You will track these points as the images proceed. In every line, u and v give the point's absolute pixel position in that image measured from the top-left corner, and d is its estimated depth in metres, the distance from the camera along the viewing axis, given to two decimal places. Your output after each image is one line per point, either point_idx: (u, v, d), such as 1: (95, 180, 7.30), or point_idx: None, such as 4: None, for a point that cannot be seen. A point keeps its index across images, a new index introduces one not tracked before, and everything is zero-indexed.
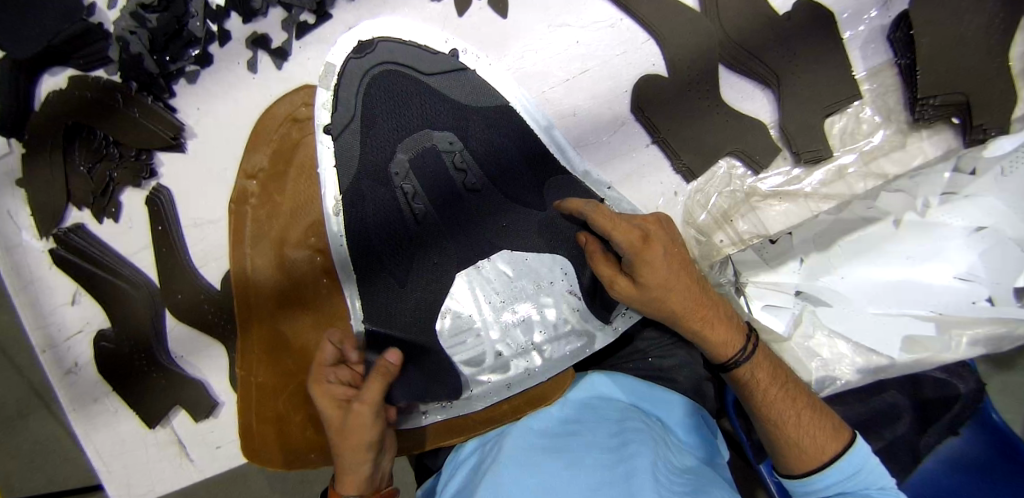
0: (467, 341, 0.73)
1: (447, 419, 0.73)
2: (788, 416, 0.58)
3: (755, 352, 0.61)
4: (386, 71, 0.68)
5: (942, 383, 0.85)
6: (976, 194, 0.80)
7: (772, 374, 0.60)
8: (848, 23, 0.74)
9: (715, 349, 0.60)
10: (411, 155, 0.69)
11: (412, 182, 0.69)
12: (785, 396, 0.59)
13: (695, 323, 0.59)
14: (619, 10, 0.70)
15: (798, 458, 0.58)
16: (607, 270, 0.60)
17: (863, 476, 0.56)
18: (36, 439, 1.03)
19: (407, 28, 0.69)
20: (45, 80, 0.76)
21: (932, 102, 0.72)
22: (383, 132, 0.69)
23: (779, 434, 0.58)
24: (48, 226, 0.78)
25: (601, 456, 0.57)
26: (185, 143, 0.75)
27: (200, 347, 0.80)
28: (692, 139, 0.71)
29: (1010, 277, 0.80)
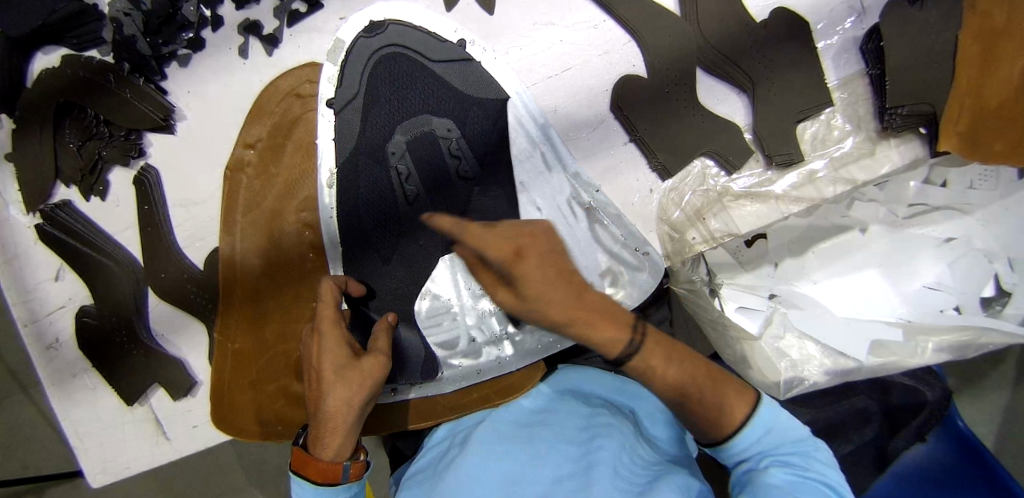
0: (444, 323, 0.75)
1: (419, 396, 0.75)
2: (692, 396, 0.52)
3: (647, 342, 0.52)
4: (395, 51, 0.70)
5: (910, 390, 0.87)
6: (949, 207, 0.85)
7: (664, 357, 0.52)
8: (822, 33, 0.76)
9: (605, 348, 0.51)
10: (409, 138, 0.71)
11: (407, 163, 0.71)
12: (680, 370, 0.52)
13: (577, 323, 0.51)
14: (602, 11, 0.72)
15: (712, 430, 0.52)
16: (488, 276, 0.54)
17: (777, 433, 0.52)
18: (13, 422, 1.03)
19: (418, 14, 0.71)
20: (38, 59, 0.78)
21: (900, 111, 0.74)
22: (382, 114, 0.71)
23: (692, 408, 0.51)
24: (35, 202, 0.79)
25: (571, 448, 0.58)
26: (175, 125, 0.76)
27: (182, 326, 0.81)
28: (669, 138, 0.73)
29: (976, 286, 0.85)
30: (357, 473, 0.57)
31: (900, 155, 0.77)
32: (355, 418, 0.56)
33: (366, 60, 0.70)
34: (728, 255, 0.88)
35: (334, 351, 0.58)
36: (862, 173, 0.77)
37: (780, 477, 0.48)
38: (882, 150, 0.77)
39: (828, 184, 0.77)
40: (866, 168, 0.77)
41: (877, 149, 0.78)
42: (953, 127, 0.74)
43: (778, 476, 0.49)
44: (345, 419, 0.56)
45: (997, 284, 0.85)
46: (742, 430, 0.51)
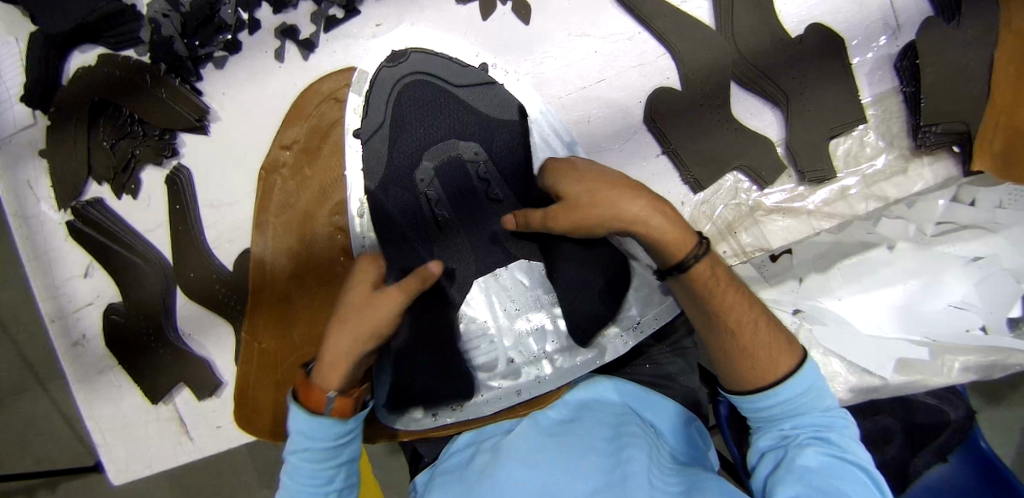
0: (482, 346, 0.77)
1: (458, 422, 0.73)
2: (745, 323, 0.57)
3: (709, 254, 0.58)
4: (417, 79, 0.70)
5: (933, 409, 0.84)
6: (978, 227, 0.85)
7: (726, 285, 0.58)
8: (857, 49, 0.76)
9: (671, 247, 0.56)
10: (437, 163, 0.71)
11: (436, 189, 0.71)
12: (741, 302, 0.58)
13: (647, 217, 0.56)
14: (638, 24, 0.73)
15: (750, 370, 0.56)
16: (537, 219, 0.62)
17: (810, 399, 0.55)
18: (28, 417, 1.04)
19: (439, 40, 0.72)
20: (74, 57, 0.79)
21: (934, 129, 0.74)
22: (412, 138, 0.71)
23: (737, 345, 0.56)
24: (66, 199, 0.80)
25: (600, 457, 0.57)
26: (209, 126, 0.77)
27: (208, 326, 0.81)
28: (701, 151, 0.73)
29: (1002, 306, 0.84)
30: (343, 409, 0.55)
31: (933, 174, 0.77)
32: (354, 364, 0.56)
33: (389, 91, 0.71)
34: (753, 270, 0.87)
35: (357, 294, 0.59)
36: (894, 191, 0.77)
37: (817, 458, 0.50)
38: (915, 169, 0.77)
39: (860, 201, 0.77)
40: (898, 185, 0.77)
41: (909, 166, 0.77)
42: (988, 146, 0.73)
43: (813, 455, 0.51)
44: (341, 356, 0.56)
45: None
46: (785, 382, 0.55)
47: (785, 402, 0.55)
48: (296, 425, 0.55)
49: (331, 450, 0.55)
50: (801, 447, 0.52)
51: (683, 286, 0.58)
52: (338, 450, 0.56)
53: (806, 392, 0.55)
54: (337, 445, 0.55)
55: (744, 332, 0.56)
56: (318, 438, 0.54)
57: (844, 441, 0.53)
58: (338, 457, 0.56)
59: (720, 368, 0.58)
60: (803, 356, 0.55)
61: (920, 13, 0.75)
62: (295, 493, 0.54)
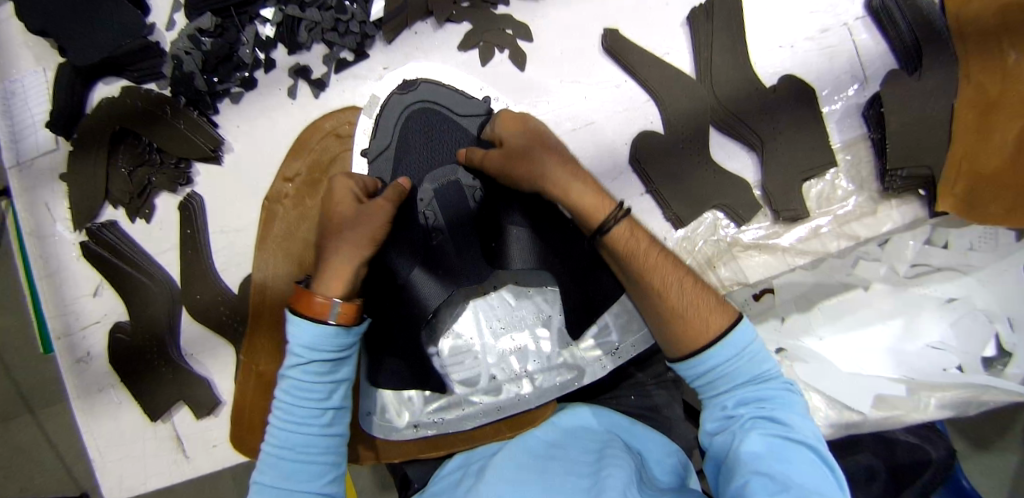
0: (466, 362, 0.82)
1: (439, 434, 0.79)
2: (670, 287, 0.61)
3: (627, 220, 0.63)
4: (426, 105, 0.76)
5: (915, 447, 0.89)
6: (949, 268, 0.90)
7: (646, 247, 0.63)
8: (827, 99, 0.82)
9: (587, 215, 0.63)
10: (436, 186, 0.75)
11: (434, 209, 0.76)
12: (664, 264, 0.62)
13: (571, 195, 0.64)
14: (625, 74, 0.79)
15: (681, 332, 0.59)
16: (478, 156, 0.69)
17: (742, 363, 0.58)
18: (18, 440, 1.06)
19: (447, 74, 0.78)
20: (99, 88, 0.86)
21: (900, 174, 0.79)
22: (414, 163, 0.76)
23: (664, 311, 0.60)
24: (83, 221, 0.84)
25: (581, 471, 0.62)
26: (222, 156, 0.82)
27: (211, 347, 0.84)
28: (683, 191, 0.78)
29: (976, 346, 0.89)
30: (347, 318, 0.57)
31: (901, 216, 0.82)
32: (358, 265, 0.61)
33: (400, 115, 0.75)
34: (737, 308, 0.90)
35: (342, 200, 0.64)
36: (865, 231, 0.82)
37: (760, 441, 0.52)
38: (884, 210, 0.82)
39: (832, 239, 0.81)
40: (868, 226, 0.82)
41: (878, 208, 0.82)
42: (949, 188, 0.79)
43: (757, 439, 0.53)
44: (344, 262, 0.61)
45: (997, 344, 0.89)
46: (713, 345, 0.57)
47: (715, 369, 0.57)
48: (298, 337, 0.56)
49: (332, 363, 0.57)
50: (745, 432, 0.54)
51: (610, 253, 0.64)
52: (337, 364, 0.58)
53: (738, 357, 0.58)
54: (339, 358, 0.57)
55: (671, 291, 0.60)
56: (321, 349, 0.56)
57: (782, 415, 0.55)
58: (337, 371, 0.58)
59: (659, 332, 0.62)
60: (734, 318, 0.58)
61: (885, 68, 0.82)
62: (294, 407, 0.56)
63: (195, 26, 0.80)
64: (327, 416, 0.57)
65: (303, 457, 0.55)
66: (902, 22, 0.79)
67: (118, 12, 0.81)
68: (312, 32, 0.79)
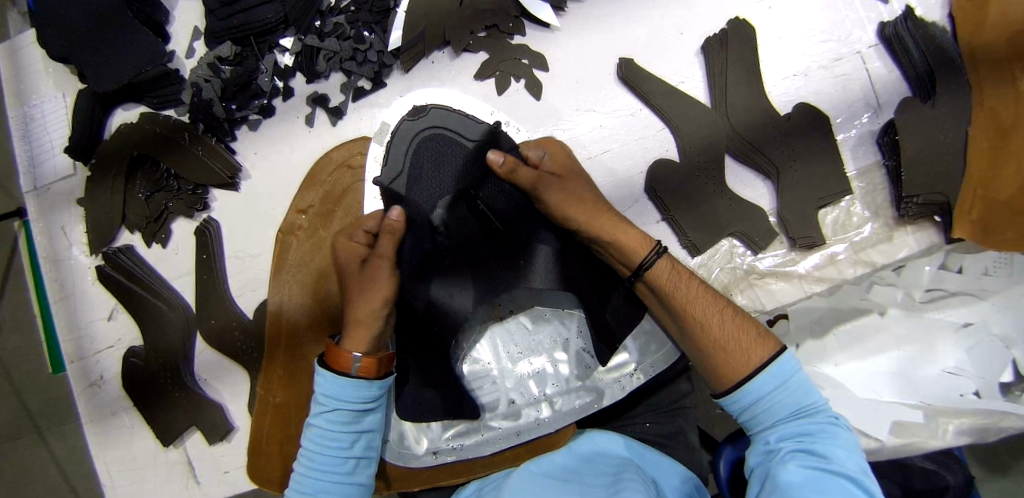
0: (484, 387, 0.81)
1: (458, 460, 0.78)
2: (712, 319, 0.64)
3: (663, 257, 0.68)
4: (434, 134, 0.75)
5: (932, 474, 0.88)
6: (965, 293, 0.90)
7: (683, 284, 0.66)
8: (842, 126, 0.82)
9: (628, 253, 0.67)
10: (448, 207, 0.73)
11: (445, 227, 0.73)
12: (704, 299, 0.65)
13: (609, 233, 0.68)
14: (640, 103, 0.79)
15: (727, 365, 0.62)
16: (530, 176, 0.67)
17: (787, 397, 0.60)
18: (22, 465, 1.05)
19: (458, 100, 0.79)
20: (117, 113, 0.86)
21: (915, 200, 0.78)
22: (427, 186, 0.74)
23: (705, 346, 0.63)
24: (99, 245, 0.84)
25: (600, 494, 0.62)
26: (239, 183, 0.82)
27: (224, 372, 0.84)
28: (698, 219, 0.77)
29: (994, 372, 0.87)
30: (369, 370, 0.63)
31: (918, 242, 0.82)
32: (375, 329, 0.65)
33: (412, 143, 0.75)
34: None
35: (348, 252, 0.69)
36: (880, 257, 0.81)
37: (797, 471, 0.54)
38: (900, 236, 0.82)
39: (849, 266, 0.81)
40: (885, 252, 0.81)
41: (894, 235, 0.82)
42: (966, 216, 0.78)
43: (796, 469, 0.54)
44: (365, 317, 0.65)
45: (1015, 369, 0.87)
46: (754, 378, 0.60)
47: (756, 403, 0.60)
48: (323, 387, 0.62)
49: (355, 414, 0.63)
50: (782, 462, 0.55)
51: (651, 290, 0.68)
52: (359, 416, 0.63)
53: (779, 391, 0.60)
54: (360, 409, 0.63)
55: (714, 323, 0.64)
56: (343, 399, 0.62)
57: (826, 448, 0.55)
58: (359, 422, 0.64)
59: (703, 363, 0.64)
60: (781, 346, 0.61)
61: (899, 95, 0.82)
62: (321, 452, 0.61)
63: (215, 54, 0.81)
64: (350, 464, 0.63)
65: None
66: (914, 50, 0.80)
67: (139, 40, 0.82)
68: (330, 61, 0.81)
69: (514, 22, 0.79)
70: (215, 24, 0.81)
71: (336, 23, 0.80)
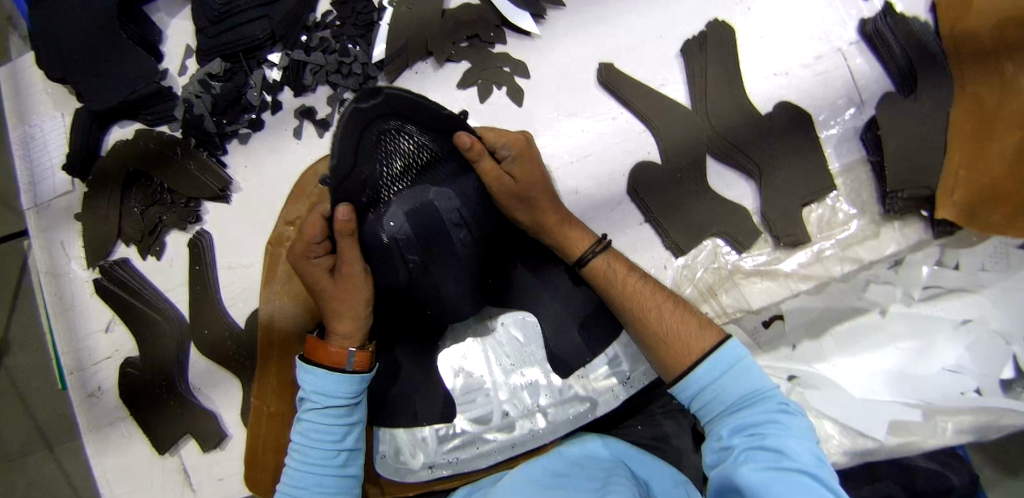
0: (478, 399, 0.82)
1: (454, 474, 0.78)
2: (653, 314, 0.64)
3: (607, 252, 0.69)
4: (404, 130, 0.58)
5: (936, 475, 0.89)
6: (962, 290, 0.89)
7: (627, 274, 0.67)
8: (825, 124, 0.82)
9: (570, 247, 0.69)
10: (404, 200, 0.62)
11: (399, 222, 0.62)
12: (647, 292, 0.66)
13: (555, 227, 0.69)
14: (622, 107, 0.80)
15: (671, 355, 0.61)
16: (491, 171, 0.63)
17: (728, 382, 0.58)
18: (29, 476, 1.08)
19: None
20: (113, 131, 0.89)
21: (901, 195, 0.78)
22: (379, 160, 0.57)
23: (647, 334, 0.64)
24: (97, 258, 0.87)
25: (588, 495, 0.61)
26: (230, 196, 0.84)
27: (217, 381, 0.85)
28: (681, 220, 0.78)
29: (994, 368, 0.87)
30: (362, 364, 0.62)
31: (905, 237, 0.81)
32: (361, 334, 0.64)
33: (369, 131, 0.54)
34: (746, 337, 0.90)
35: (314, 271, 0.63)
36: (868, 254, 0.81)
37: (750, 470, 0.51)
38: (887, 232, 0.81)
39: (835, 263, 0.81)
40: (872, 248, 0.81)
41: (881, 230, 0.81)
42: (948, 198, 0.77)
43: (748, 469, 0.51)
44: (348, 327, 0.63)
45: (1016, 365, 0.87)
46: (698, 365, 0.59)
47: (702, 391, 0.58)
48: (314, 384, 0.60)
49: (347, 408, 0.62)
50: (738, 464, 0.52)
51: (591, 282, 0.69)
52: (351, 410, 0.63)
53: (724, 379, 0.58)
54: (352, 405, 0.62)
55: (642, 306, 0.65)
56: (335, 396, 0.61)
57: (778, 443, 0.52)
58: (351, 415, 0.63)
59: (649, 355, 0.65)
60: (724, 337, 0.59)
61: (882, 89, 0.82)
62: (310, 450, 0.61)
63: (206, 71, 0.84)
64: (342, 457, 0.62)
65: (320, 496, 0.60)
66: (895, 45, 0.80)
67: (132, 60, 0.85)
68: (316, 74, 0.82)
69: (494, 31, 0.81)
70: (206, 42, 0.84)
71: (322, 38, 0.83)
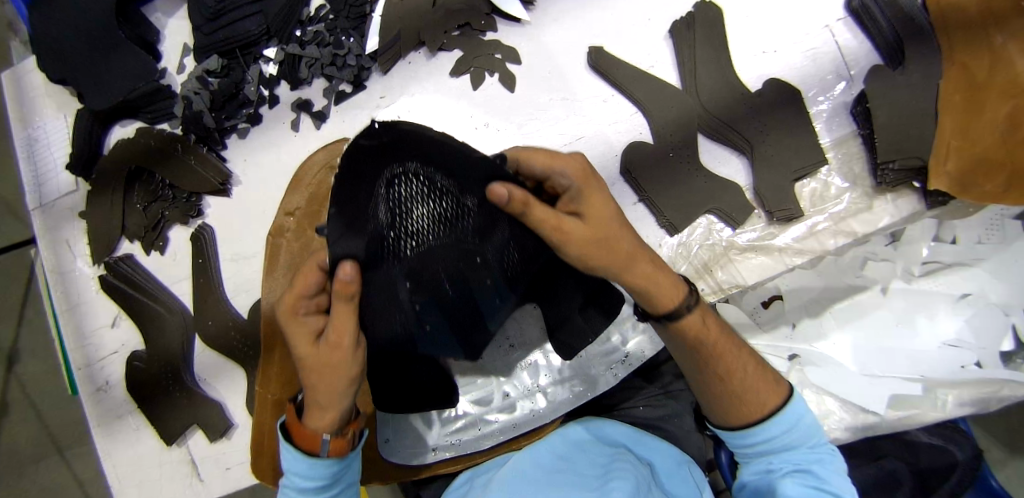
0: (478, 381, 0.82)
1: (457, 455, 0.79)
2: (736, 367, 0.62)
3: (697, 306, 0.61)
4: (423, 174, 0.52)
5: (939, 449, 0.87)
6: (959, 264, 0.90)
7: (715, 328, 0.62)
8: (814, 100, 0.83)
9: (661, 301, 0.59)
10: (427, 261, 0.59)
11: (416, 281, 0.59)
12: (733, 350, 0.63)
13: (637, 277, 0.58)
14: (612, 89, 0.81)
15: (739, 410, 0.62)
16: (549, 216, 0.53)
17: (795, 431, 0.62)
18: (39, 476, 1.09)
19: (437, 103, 0.83)
20: (115, 130, 0.91)
21: (892, 166, 0.79)
22: (408, 209, 0.53)
23: (727, 387, 0.62)
24: (101, 255, 0.88)
25: (592, 484, 0.63)
26: (231, 189, 0.85)
27: (222, 372, 0.86)
28: (675, 198, 0.79)
29: (994, 341, 0.87)
30: (338, 449, 0.57)
31: (898, 210, 0.81)
32: (340, 413, 0.55)
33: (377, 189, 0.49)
34: (746, 316, 0.91)
35: (299, 333, 0.54)
36: (862, 227, 0.81)
37: (795, 488, 0.59)
38: (879, 205, 0.82)
39: (829, 237, 0.81)
40: (865, 221, 0.82)
41: (873, 203, 0.82)
42: (942, 167, 0.77)
43: (794, 487, 0.59)
44: (330, 403, 0.54)
45: (1015, 337, 0.87)
46: (769, 418, 0.61)
47: (771, 439, 0.61)
48: (288, 464, 0.57)
49: (319, 489, 0.58)
50: (784, 483, 0.60)
51: (673, 335, 0.62)
52: (327, 487, 0.58)
53: (793, 428, 0.62)
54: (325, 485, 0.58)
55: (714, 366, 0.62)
56: (306, 479, 0.57)
57: (825, 472, 0.60)
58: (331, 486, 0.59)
59: (715, 406, 0.64)
60: (790, 394, 0.62)
61: (870, 62, 0.83)
62: None
63: (204, 68, 0.86)
64: None
65: None
66: (882, 21, 0.81)
67: (131, 58, 0.86)
68: (312, 68, 0.84)
69: (485, 19, 0.82)
70: (203, 39, 0.86)
71: (315, 31, 0.84)
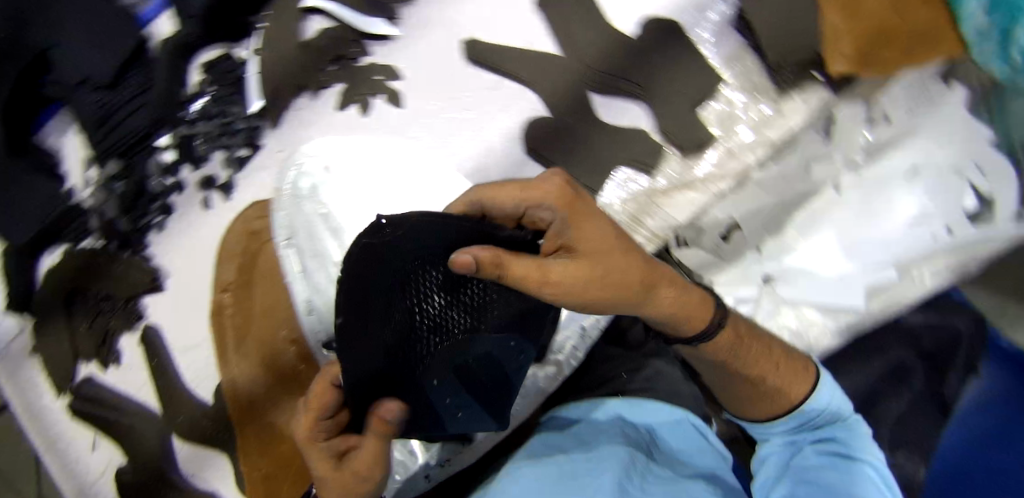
0: None
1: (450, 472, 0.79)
2: (766, 371, 0.70)
3: (716, 333, 0.65)
4: (434, 266, 0.53)
5: (937, 329, 0.94)
6: (900, 140, 0.91)
7: (736, 347, 0.68)
8: (691, 23, 0.79)
9: (688, 326, 0.63)
10: (451, 346, 0.61)
11: (439, 368, 0.62)
12: (759, 356, 0.70)
13: (650, 297, 0.58)
14: (494, 75, 0.80)
15: (770, 406, 0.73)
16: (534, 272, 0.50)
17: (826, 412, 0.72)
18: None
19: (331, 141, 0.81)
20: (44, 258, 0.88)
21: (788, 67, 0.79)
22: (394, 314, 0.51)
23: (763, 388, 0.71)
24: (64, 383, 0.88)
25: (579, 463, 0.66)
26: (165, 282, 0.84)
27: (209, 461, 0.85)
28: (586, 162, 0.78)
29: (954, 204, 0.90)
30: None
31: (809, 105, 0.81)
32: None
33: (406, 284, 0.50)
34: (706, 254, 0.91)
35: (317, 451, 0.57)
36: (777, 133, 0.81)
37: (814, 458, 0.70)
38: (790, 106, 0.81)
39: (749, 152, 0.81)
40: (778, 127, 0.81)
41: (783, 107, 0.81)
42: (838, 50, 0.78)
43: (814, 457, 0.70)
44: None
45: (976, 193, 0.90)
46: (799, 407, 0.72)
47: (822, 413, 0.72)
48: None
49: None
50: (806, 455, 0.71)
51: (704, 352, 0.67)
52: None
53: (825, 411, 0.72)
54: None
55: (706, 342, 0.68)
56: None
57: (851, 448, 0.70)
58: None
59: (741, 404, 0.76)
60: (816, 382, 0.72)
61: None
62: None
63: (105, 175, 0.85)
64: None
65: None
66: None
67: (31, 187, 0.84)
68: (206, 144, 0.84)
69: (355, 47, 0.82)
70: (98, 147, 0.84)
71: (201, 109, 0.85)
